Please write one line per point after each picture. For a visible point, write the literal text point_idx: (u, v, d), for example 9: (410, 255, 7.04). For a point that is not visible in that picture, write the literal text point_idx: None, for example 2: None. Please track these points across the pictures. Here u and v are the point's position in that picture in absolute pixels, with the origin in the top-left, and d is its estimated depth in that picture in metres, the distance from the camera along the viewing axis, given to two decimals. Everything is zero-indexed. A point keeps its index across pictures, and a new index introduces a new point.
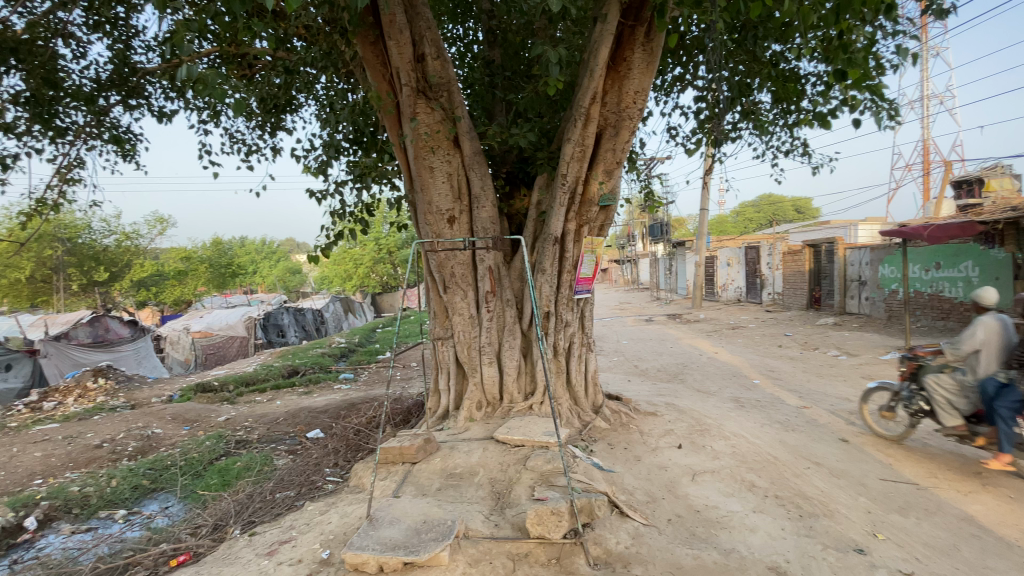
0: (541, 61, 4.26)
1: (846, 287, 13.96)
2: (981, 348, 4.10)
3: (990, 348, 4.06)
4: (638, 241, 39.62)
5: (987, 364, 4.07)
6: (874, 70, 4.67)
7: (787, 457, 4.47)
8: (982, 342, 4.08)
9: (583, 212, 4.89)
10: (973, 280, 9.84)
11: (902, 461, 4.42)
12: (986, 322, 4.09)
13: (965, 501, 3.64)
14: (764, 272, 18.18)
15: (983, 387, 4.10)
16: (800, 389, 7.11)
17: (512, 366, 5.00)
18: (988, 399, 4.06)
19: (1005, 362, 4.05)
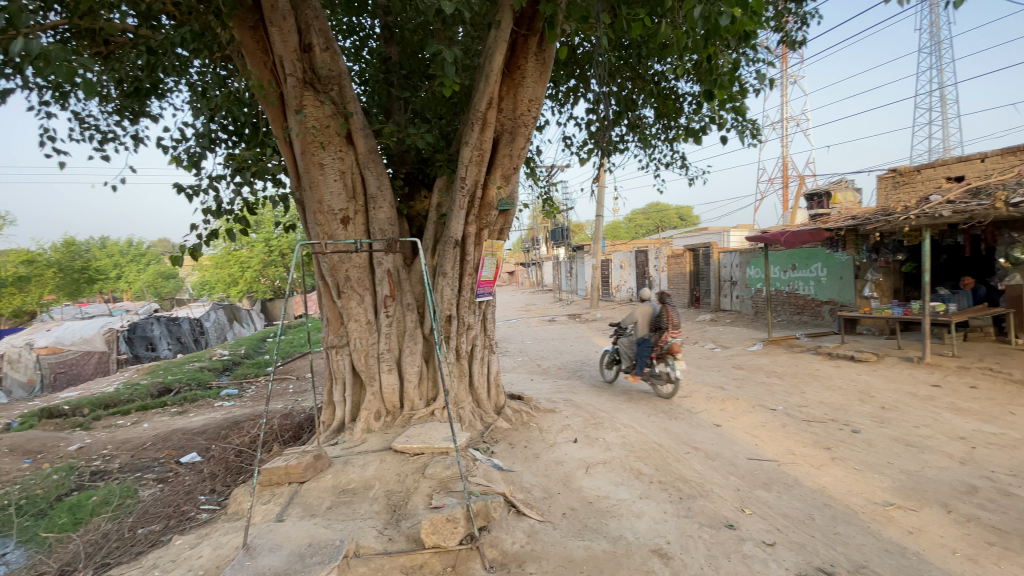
0: (437, 61, 4.19)
1: (720, 286, 15.59)
2: (638, 319, 6.86)
3: (642, 318, 6.83)
4: (542, 244, 40.97)
5: (642, 328, 6.85)
6: (738, 94, 5.23)
7: (670, 444, 4.85)
8: (637, 314, 6.84)
9: (482, 216, 4.93)
10: (822, 279, 11.49)
11: (764, 441, 5.00)
12: (642, 304, 6.85)
13: (811, 472, 4.20)
14: (653, 274, 19.72)
15: (640, 341, 6.89)
16: (683, 380, 7.78)
17: (413, 373, 4.87)
18: (639, 347, 6.90)
19: (650, 327, 6.83)
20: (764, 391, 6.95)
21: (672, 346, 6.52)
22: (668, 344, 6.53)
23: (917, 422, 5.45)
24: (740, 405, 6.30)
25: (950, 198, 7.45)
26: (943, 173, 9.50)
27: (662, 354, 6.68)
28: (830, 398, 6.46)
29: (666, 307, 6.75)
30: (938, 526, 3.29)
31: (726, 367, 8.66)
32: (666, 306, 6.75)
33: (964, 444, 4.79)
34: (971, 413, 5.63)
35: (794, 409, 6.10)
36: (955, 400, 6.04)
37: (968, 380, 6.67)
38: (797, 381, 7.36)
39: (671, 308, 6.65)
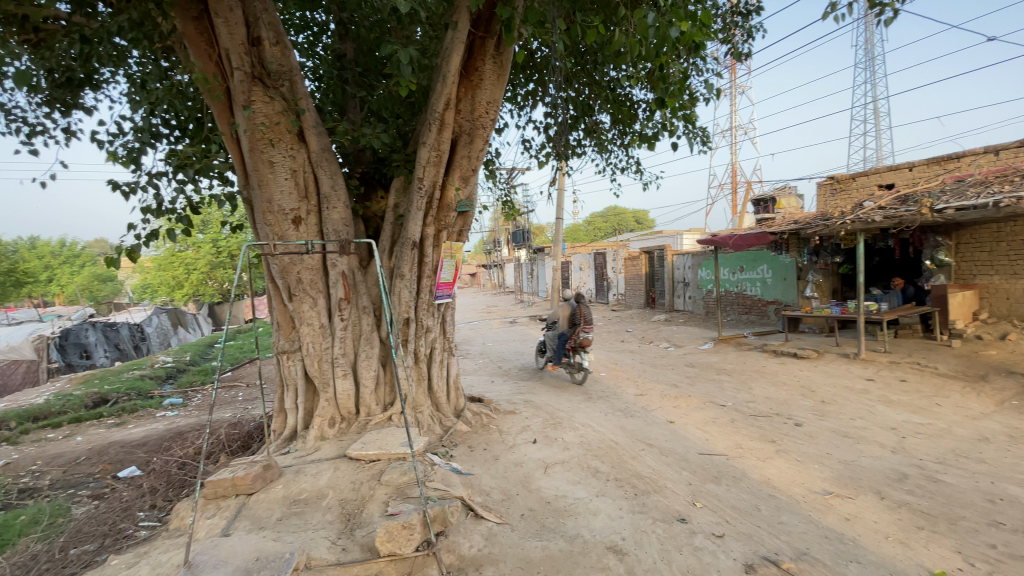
0: (392, 60, 4.12)
1: (674, 287, 16.10)
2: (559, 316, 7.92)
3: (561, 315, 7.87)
4: (503, 245, 41.05)
5: (561, 324, 7.90)
6: (689, 102, 5.41)
7: (626, 442, 4.96)
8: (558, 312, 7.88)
9: (440, 218, 4.88)
10: (767, 280, 12.07)
11: (715, 436, 5.19)
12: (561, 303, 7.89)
13: (758, 465, 4.39)
14: (610, 276, 20.12)
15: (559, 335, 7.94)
16: (639, 379, 7.98)
17: (369, 378, 4.76)
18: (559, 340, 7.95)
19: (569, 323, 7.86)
20: (715, 388, 7.22)
21: (582, 340, 7.54)
22: (580, 339, 7.55)
23: (854, 414, 5.80)
24: (693, 402, 6.52)
25: (881, 204, 7.98)
26: (875, 181, 10.17)
27: (576, 346, 7.73)
28: (776, 393, 6.78)
29: (581, 306, 7.75)
30: (872, 512, 3.51)
31: (680, 365, 8.95)
32: (581, 306, 7.75)
33: (895, 434, 5.13)
34: (900, 405, 6.05)
35: (743, 404, 6.36)
36: (887, 393, 6.47)
37: (899, 374, 7.16)
38: (746, 377, 7.69)
39: (583, 307, 7.65)
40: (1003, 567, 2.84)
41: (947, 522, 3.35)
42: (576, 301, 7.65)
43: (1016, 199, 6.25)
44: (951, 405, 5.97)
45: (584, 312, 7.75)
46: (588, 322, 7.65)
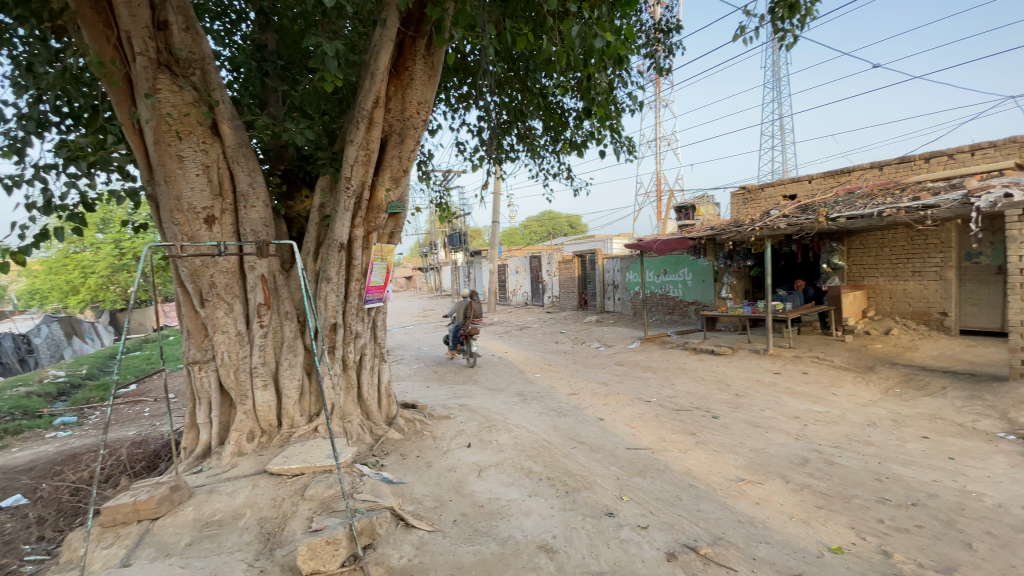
0: (316, 53, 3.94)
1: (604, 290, 16.68)
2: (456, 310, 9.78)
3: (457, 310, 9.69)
4: (439, 248, 40.67)
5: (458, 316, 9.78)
6: (615, 113, 5.64)
7: (558, 440, 5.07)
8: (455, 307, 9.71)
9: (370, 218, 4.74)
10: (688, 282, 12.82)
11: (641, 431, 5.43)
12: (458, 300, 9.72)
13: (680, 457, 4.63)
14: (545, 279, 20.51)
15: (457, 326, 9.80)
16: (571, 379, 8.19)
17: (293, 388, 4.52)
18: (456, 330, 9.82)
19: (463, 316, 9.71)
20: (642, 384, 7.56)
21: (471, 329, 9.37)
22: (469, 329, 9.41)
23: (763, 405, 6.29)
24: (622, 399, 6.78)
25: (786, 213, 8.73)
26: (780, 193, 11.18)
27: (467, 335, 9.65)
28: (696, 388, 7.21)
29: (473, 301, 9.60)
30: (780, 495, 3.81)
31: (610, 364, 9.28)
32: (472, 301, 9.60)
33: (798, 423, 5.62)
34: (803, 395, 6.65)
35: (666, 399, 6.71)
36: (792, 385, 7.08)
37: (802, 367, 7.87)
38: (670, 374, 8.12)
39: (473, 303, 9.50)
40: (888, 538, 3.18)
41: (842, 501, 3.71)
42: (467, 299, 9.44)
43: (896, 210, 7.06)
44: (845, 394, 6.63)
45: (474, 307, 9.61)
46: (477, 315, 9.49)
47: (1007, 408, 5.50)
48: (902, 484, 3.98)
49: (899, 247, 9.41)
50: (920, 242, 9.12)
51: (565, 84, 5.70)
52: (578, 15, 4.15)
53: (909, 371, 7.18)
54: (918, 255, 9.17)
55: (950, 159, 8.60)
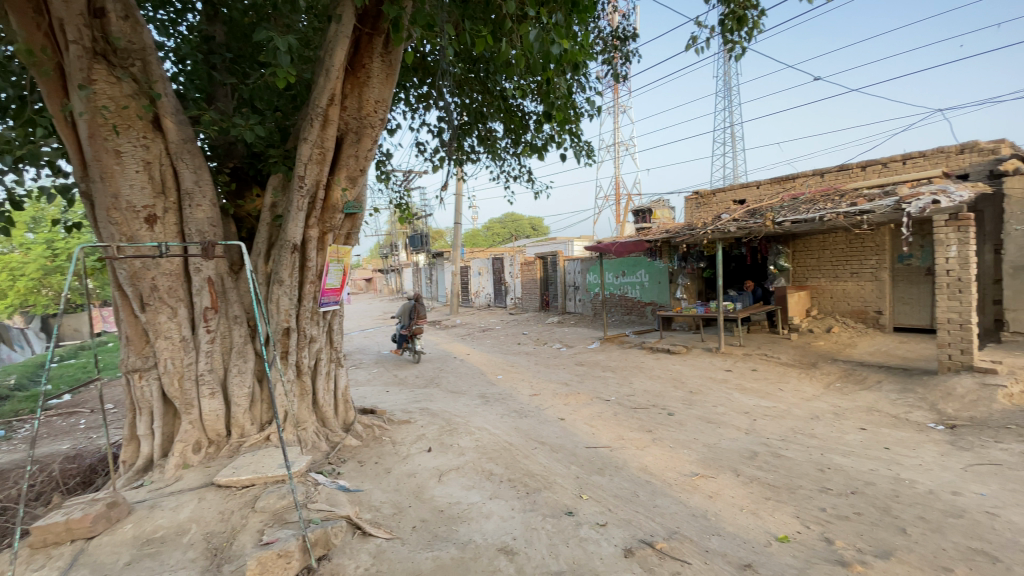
0: (268, 47, 3.80)
1: (565, 291, 16.89)
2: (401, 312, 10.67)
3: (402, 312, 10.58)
4: (400, 249, 40.07)
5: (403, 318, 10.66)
6: (574, 117, 5.72)
7: (519, 441, 5.09)
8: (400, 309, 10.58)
9: (325, 219, 4.61)
10: (646, 284, 13.18)
11: (601, 429, 5.52)
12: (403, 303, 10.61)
13: (638, 454, 4.74)
14: (508, 281, 20.54)
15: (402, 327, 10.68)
16: (533, 380, 8.23)
17: (243, 395, 4.33)
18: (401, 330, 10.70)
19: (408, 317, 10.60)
20: (602, 384, 7.69)
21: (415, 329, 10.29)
22: (414, 328, 10.31)
23: (716, 402, 6.54)
24: (582, 398, 6.88)
25: (736, 217, 9.10)
26: (730, 198, 11.66)
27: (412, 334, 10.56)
28: (653, 386, 7.40)
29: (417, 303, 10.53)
30: (731, 488, 3.96)
31: (571, 364, 9.39)
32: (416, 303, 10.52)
33: (748, 418, 5.87)
34: (752, 391, 6.95)
35: (625, 398, 6.85)
36: (743, 381, 7.38)
37: (752, 364, 8.22)
38: (628, 373, 8.29)
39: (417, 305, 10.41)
40: (830, 525, 3.36)
41: (789, 491, 3.90)
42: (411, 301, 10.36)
43: (836, 215, 7.49)
44: (792, 390, 6.98)
45: (419, 308, 10.51)
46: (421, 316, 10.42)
47: (934, 399, 5.93)
48: (842, 474, 4.22)
49: (839, 250, 9.98)
50: (857, 246, 9.72)
51: (525, 87, 5.74)
52: (536, 19, 4.19)
53: (848, 366, 7.63)
54: (856, 257, 9.76)
55: (883, 167, 9.21)
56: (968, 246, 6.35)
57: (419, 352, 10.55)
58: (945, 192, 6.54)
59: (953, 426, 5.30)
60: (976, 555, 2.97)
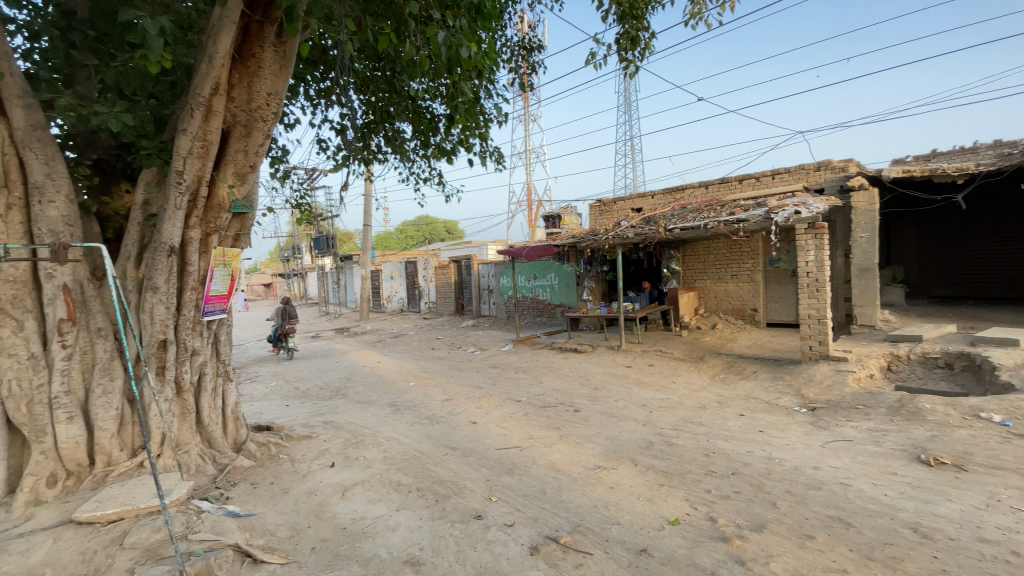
0: (138, 26, 3.37)
1: (480, 294, 16.94)
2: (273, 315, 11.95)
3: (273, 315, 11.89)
4: (304, 253, 37.79)
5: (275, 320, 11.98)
6: (482, 122, 5.71)
7: (429, 448, 5.01)
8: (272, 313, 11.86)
9: (209, 219, 4.23)
10: (556, 286, 13.69)
11: (511, 430, 5.60)
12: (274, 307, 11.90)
13: (545, 452, 4.87)
14: (421, 284, 20.17)
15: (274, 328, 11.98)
16: (445, 385, 8.15)
17: (110, 418, 3.80)
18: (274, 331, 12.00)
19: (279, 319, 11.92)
20: (513, 385, 7.82)
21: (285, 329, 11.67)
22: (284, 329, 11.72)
23: (619, 396, 6.92)
24: (494, 401, 6.93)
25: (634, 224, 9.79)
26: (629, 206, 12.46)
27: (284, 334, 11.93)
28: (561, 385, 7.66)
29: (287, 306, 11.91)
30: (630, 478, 4.21)
31: (485, 367, 9.43)
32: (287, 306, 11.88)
33: (646, 410, 6.29)
34: (650, 385, 7.46)
35: (535, 397, 7.02)
36: (642, 376, 7.90)
37: (649, 360, 8.82)
38: (538, 373, 8.51)
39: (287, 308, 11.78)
40: (714, 505, 3.69)
41: (680, 477, 4.22)
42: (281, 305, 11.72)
43: (718, 223, 8.29)
44: (684, 382, 7.59)
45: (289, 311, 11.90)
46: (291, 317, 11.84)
47: (799, 386, 6.76)
48: (725, 457, 4.66)
49: (722, 254, 11.08)
50: (737, 251, 10.84)
51: (434, 91, 5.66)
52: (441, 22, 4.13)
53: (730, 359, 8.47)
54: (735, 261, 10.89)
55: (756, 181, 10.36)
56: (822, 251, 7.34)
57: (291, 350, 11.94)
58: (805, 205, 7.51)
59: (814, 408, 6.08)
60: (832, 521, 3.41)
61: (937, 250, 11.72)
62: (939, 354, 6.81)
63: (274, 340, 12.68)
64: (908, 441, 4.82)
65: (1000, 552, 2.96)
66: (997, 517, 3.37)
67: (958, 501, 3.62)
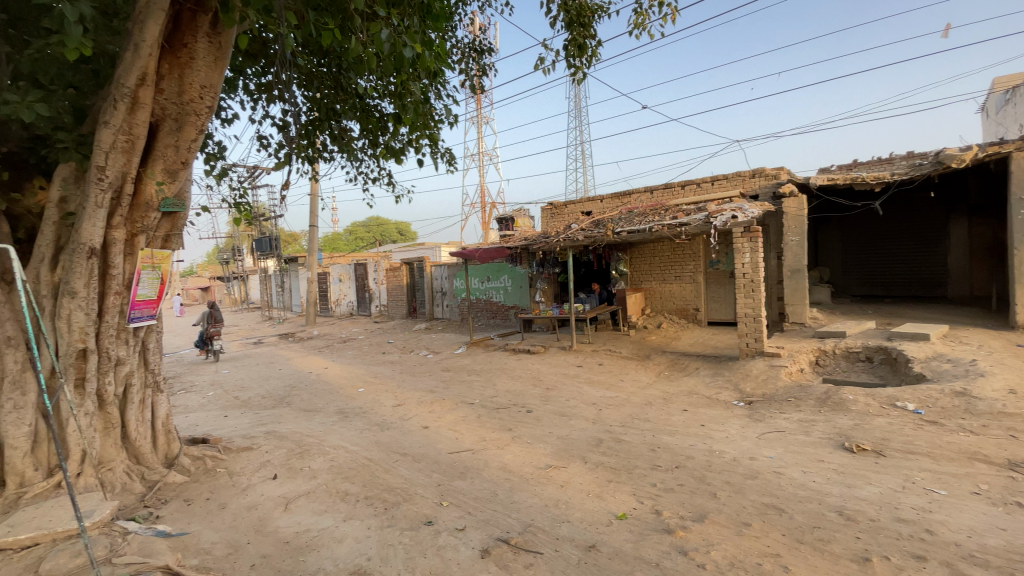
0: (51, 8, 3.06)
1: (433, 297, 16.74)
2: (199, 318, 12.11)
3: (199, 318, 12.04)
4: (245, 255, 35.97)
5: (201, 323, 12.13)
6: (432, 123, 5.62)
7: (378, 456, 4.89)
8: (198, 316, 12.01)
9: (136, 218, 3.96)
10: (509, 288, 13.77)
11: (463, 433, 5.57)
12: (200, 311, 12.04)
13: (497, 454, 4.88)
14: (371, 287, 19.70)
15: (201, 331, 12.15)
16: (396, 390, 7.97)
17: (21, 436, 3.46)
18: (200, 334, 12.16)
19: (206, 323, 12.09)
20: (466, 388, 7.76)
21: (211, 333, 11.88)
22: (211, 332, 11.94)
23: (570, 396, 7.03)
24: (446, 404, 6.86)
25: (583, 227, 10.00)
26: (579, 209, 12.72)
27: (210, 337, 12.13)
28: (514, 386, 7.69)
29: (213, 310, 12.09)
30: (580, 476, 4.28)
31: (437, 370, 9.33)
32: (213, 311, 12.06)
33: (595, 408, 6.42)
34: (600, 384, 7.63)
35: (488, 400, 7.00)
36: (592, 375, 8.08)
37: (599, 360, 9.03)
38: (491, 375, 8.50)
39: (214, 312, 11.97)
40: (659, 498, 3.83)
41: (627, 472, 4.35)
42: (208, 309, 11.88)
43: (663, 226, 8.60)
44: (631, 380, 7.83)
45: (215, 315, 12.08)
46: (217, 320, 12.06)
47: (737, 381, 7.13)
48: (670, 451, 4.84)
49: (666, 256, 11.51)
50: (681, 253, 11.30)
51: (382, 90, 5.53)
52: (387, 19, 4.03)
53: (675, 357, 8.80)
54: (679, 263, 11.35)
55: (697, 187, 10.83)
56: (757, 253, 7.77)
57: (217, 352, 12.16)
58: (741, 210, 7.93)
59: (751, 402, 6.43)
60: (767, 508, 3.62)
61: (858, 253, 12.71)
62: (860, 348, 7.37)
63: (203, 342, 12.85)
64: (834, 430, 5.19)
65: (914, 530, 3.23)
66: (911, 498, 3.69)
67: (877, 484, 3.93)
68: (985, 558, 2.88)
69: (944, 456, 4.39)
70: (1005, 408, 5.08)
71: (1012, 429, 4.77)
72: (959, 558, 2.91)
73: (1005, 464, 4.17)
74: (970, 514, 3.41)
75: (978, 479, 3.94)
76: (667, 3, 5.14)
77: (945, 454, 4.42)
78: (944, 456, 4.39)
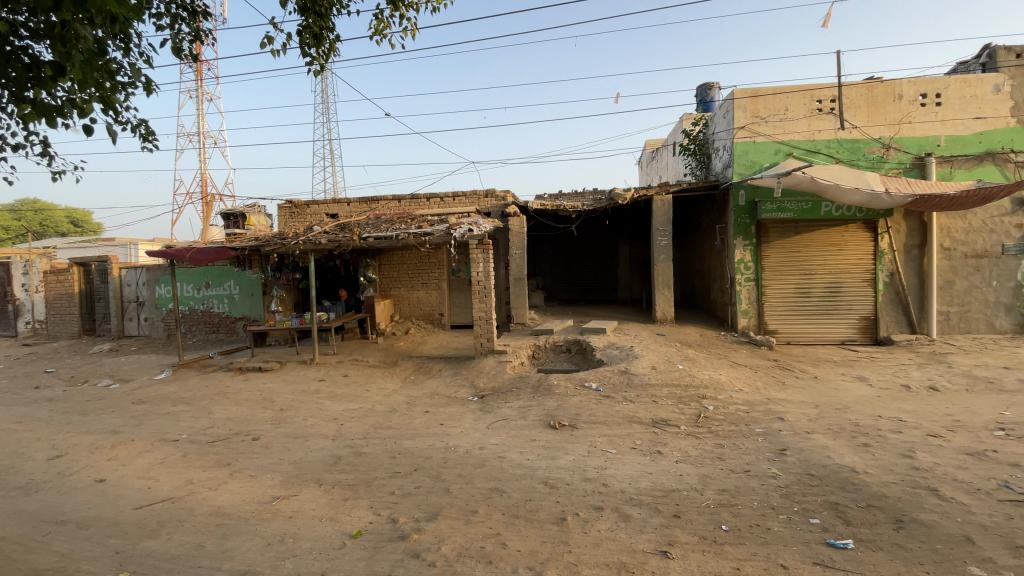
0: None
1: (123, 308, 13.12)
2: None
3: None
4: None
5: None
6: (116, 86, 3.81)
7: (15, 532, 3.50)
8: None
9: None
10: (235, 296, 11.92)
11: (160, 480, 4.48)
12: None
13: (208, 496, 4.09)
14: (18, 296, 14.23)
15: None
16: (54, 436, 5.87)
17: None
18: None
19: None
20: (167, 422, 6.29)
21: None
22: None
23: (306, 414, 6.47)
24: (137, 446, 5.42)
25: (326, 230, 9.39)
26: (323, 211, 11.95)
27: None
28: (237, 412, 6.61)
29: None
30: (313, 501, 3.95)
31: (125, 404, 7.29)
32: None
33: (335, 424, 6.06)
34: (341, 397, 7.25)
35: (199, 433, 5.83)
36: (335, 389, 7.61)
37: (343, 371, 8.60)
38: (207, 403, 7.10)
39: None
40: (396, 506, 3.84)
41: (366, 486, 4.23)
42: None
43: (408, 234, 8.73)
44: (376, 388, 7.71)
45: None
46: None
47: (473, 378, 7.80)
48: (409, 455, 4.93)
49: (412, 264, 11.83)
50: (426, 261, 11.79)
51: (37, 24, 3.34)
52: None
53: (421, 362, 9.06)
54: (424, 271, 11.82)
55: (440, 200, 11.52)
56: (489, 264, 8.68)
57: None
58: (475, 224, 8.71)
59: (483, 396, 7.10)
60: (492, 492, 4.04)
61: (563, 265, 15.59)
62: (563, 342, 9.01)
63: None
64: (544, 412, 6.18)
65: (595, 486, 4.10)
66: (594, 460, 4.67)
67: (572, 453, 4.85)
68: (639, 499, 3.85)
69: (615, 422, 5.72)
70: (650, 380, 6.95)
71: (653, 396, 6.57)
72: (623, 501, 3.82)
73: (649, 423, 5.71)
74: (629, 465, 4.53)
75: (634, 437, 5.28)
76: (408, 17, 5.16)
77: (615, 421, 5.76)
78: (614, 422, 5.72)
